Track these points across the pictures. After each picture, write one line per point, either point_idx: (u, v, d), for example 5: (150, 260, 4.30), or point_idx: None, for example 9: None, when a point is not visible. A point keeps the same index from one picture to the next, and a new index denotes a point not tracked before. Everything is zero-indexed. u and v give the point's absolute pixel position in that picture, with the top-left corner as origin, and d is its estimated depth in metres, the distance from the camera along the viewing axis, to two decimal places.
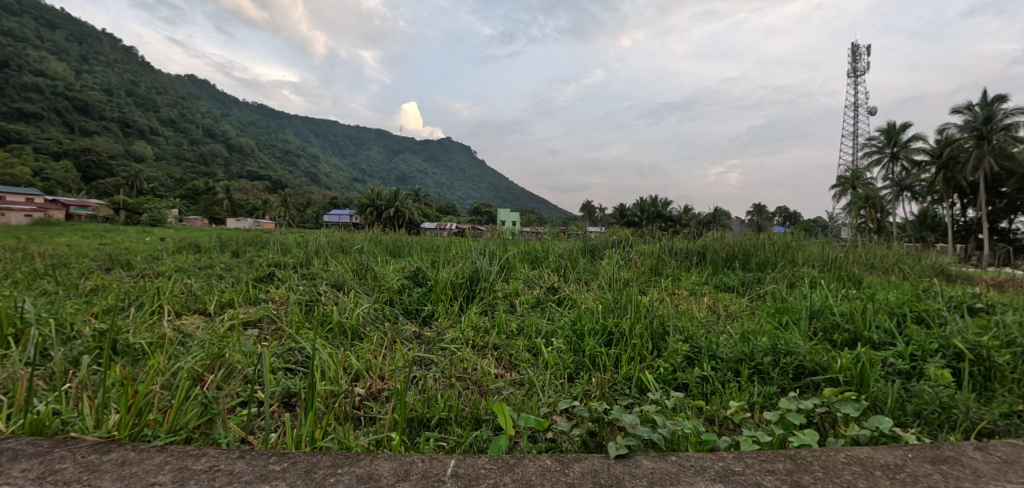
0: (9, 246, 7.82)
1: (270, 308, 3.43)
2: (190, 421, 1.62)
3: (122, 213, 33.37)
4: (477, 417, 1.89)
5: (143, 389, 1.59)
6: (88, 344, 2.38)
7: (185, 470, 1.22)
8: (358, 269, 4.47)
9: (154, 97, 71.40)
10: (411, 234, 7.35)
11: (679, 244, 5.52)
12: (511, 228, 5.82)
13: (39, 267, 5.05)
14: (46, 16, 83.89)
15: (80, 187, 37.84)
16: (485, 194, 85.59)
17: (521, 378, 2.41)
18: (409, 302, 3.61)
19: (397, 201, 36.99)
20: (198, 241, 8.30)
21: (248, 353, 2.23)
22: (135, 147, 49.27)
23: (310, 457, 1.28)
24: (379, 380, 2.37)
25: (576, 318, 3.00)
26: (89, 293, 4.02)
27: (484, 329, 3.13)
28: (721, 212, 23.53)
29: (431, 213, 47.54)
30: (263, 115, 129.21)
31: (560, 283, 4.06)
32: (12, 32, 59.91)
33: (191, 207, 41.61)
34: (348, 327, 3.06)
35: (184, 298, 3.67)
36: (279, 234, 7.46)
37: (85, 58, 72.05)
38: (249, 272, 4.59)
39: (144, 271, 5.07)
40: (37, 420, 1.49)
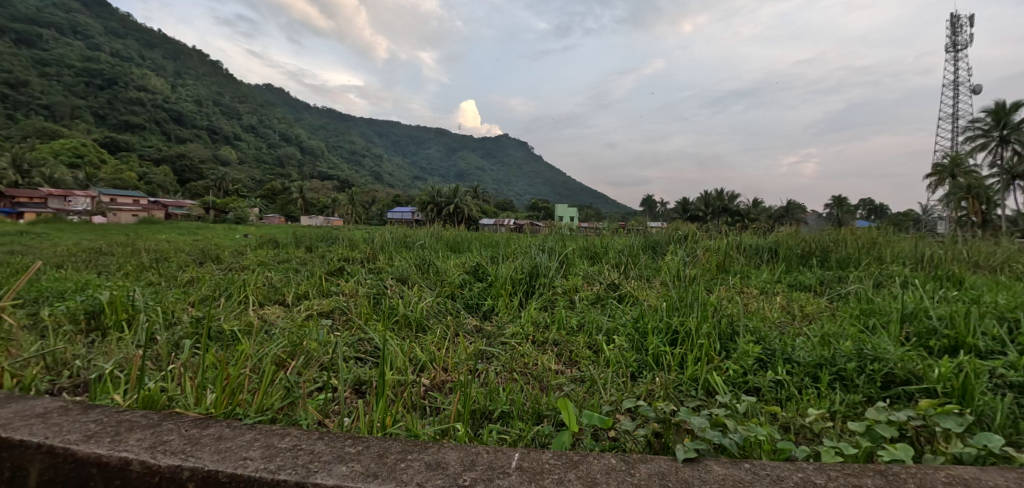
0: (121, 242, 8.96)
1: (341, 300, 3.64)
2: (275, 402, 1.76)
3: (211, 212, 36.75)
4: (538, 413, 1.92)
5: (235, 373, 1.75)
6: (188, 330, 2.65)
7: (271, 449, 1.31)
8: (421, 264, 4.63)
9: (236, 106, 77.76)
10: (471, 229, 7.51)
11: (749, 239, 5.25)
12: (569, 224, 5.80)
13: (146, 261, 5.67)
14: (147, 37, 93.73)
15: (177, 189, 41.96)
16: (543, 189, 85.01)
17: (582, 375, 2.39)
18: (470, 297, 3.69)
19: (456, 197, 37.80)
20: (276, 237, 8.98)
21: (323, 342, 2.40)
22: (222, 152, 54.00)
23: (380, 442, 1.34)
24: (443, 372, 2.45)
25: (638, 316, 2.94)
26: (184, 284, 4.46)
27: (543, 324, 3.14)
28: (795, 206, 22.02)
29: (488, 209, 48.06)
30: (333, 119, 136.91)
31: (620, 279, 3.98)
32: (120, 54, 67.78)
33: (270, 206, 44.71)
34: (412, 319, 3.17)
35: (265, 289, 3.97)
36: (347, 230, 7.92)
37: (179, 73, 79.89)
38: (322, 267, 4.88)
39: (231, 265, 5.53)
40: (147, 396, 1.67)
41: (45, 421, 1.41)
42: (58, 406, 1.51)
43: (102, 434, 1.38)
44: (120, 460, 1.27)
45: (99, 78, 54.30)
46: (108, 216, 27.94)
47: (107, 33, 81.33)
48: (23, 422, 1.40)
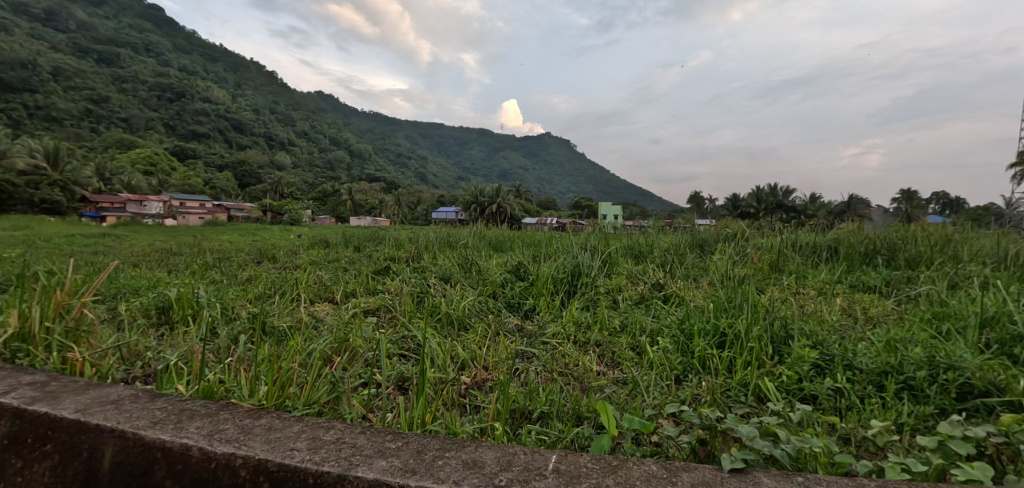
0: (189, 242, 9.64)
1: (386, 298, 3.73)
2: (321, 396, 1.82)
3: (269, 214, 38.82)
4: (579, 414, 1.89)
5: (286, 366, 1.82)
6: (245, 325, 2.79)
7: (317, 440, 1.31)
8: (464, 263, 4.67)
9: (290, 113, 81.74)
10: (513, 228, 7.52)
11: (805, 237, 4.98)
12: (613, 222, 5.70)
13: (211, 260, 6.06)
14: (210, 52, 100.27)
15: (238, 193, 44.54)
16: (586, 187, 83.94)
17: (624, 377, 2.34)
18: (511, 296, 3.70)
19: (499, 197, 38.09)
20: (327, 237, 9.35)
21: (368, 338, 2.46)
22: (278, 157, 56.92)
23: (420, 438, 1.35)
24: (483, 370, 2.46)
25: (684, 317, 2.84)
26: (244, 281, 4.73)
27: (585, 324, 3.09)
28: (857, 201, 20.69)
29: (531, 208, 47.96)
30: (380, 123, 141.21)
31: (665, 278, 3.87)
32: (186, 69, 72.83)
33: (322, 207, 46.54)
34: (454, 318, 3.20)
35: (316, 287, 4.14)
36: (394, 230, 8.14)
37: (239, 85, 84.89)
38: (369, 266, 5.04)
39: (286, 264, 5.82)
40: (206, 387, 1.76)
41: (117, 407, 1.47)
42: (130, 394, 1.59)
43: (166, 421, 1.41)
44: (180, 446, 1.29)
45: (169, 92, 58.56)
46: (177, 220, 30.06)
47: (176, 50, 87.64)
48: (98, 406, 1.48)
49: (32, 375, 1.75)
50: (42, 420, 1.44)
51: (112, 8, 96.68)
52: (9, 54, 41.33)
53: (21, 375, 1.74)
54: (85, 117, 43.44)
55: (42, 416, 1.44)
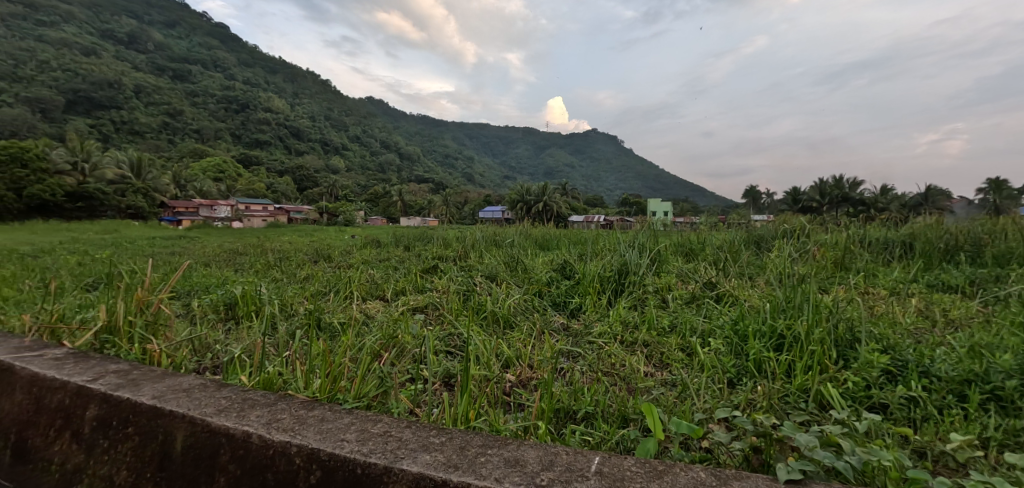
0: (253, 244, 10.26)
1: (433, 296, 3.81)
2: (371, 391, 1.87)
3: (325, 216, 40.63)
4: (625, 415, 1.85)
5: (338, 362, 1.89)
6: (302, 321, 2.93)
7: (366, 432, 1.35)
8: (510, 262, 4.68)
9: (344, 119, 85.20)
10: (559, 227, 7.45)
11: (876, 233, 4.64)
12: (662, 219, 5.53)
13: (272, 260, 6.41)
14: (271, 64, 106.29)
15: (297, 196, 46.91)
16: (634, 183, 81.90)
17: (673, 379, 2.28)
18: (557, 295, 3.67)
19: (545, 195, 37.94)
20: (379, 237, 9.64)
21: (416, 335, 2.52)
22: (333, 161, 59.47)
23: (463, 434, 1.36)
24: (529, 368, 2.46)
25: (738, 318, 2.71)
26: (302, 280, 4.98)
27: (633, 324, 3.02)
28: (936, 191, 19.00)
29: (578, 206, 47.34)
30: (428, 125, 144.43)
31: (718, 277, 3.71)
32: (250, 81, 77.58)
33: (374, 209, 48.08)
34: (500, 316, 3.22)
35: (368, 285, 4.29)
36: (441, 230, 8.29)
37: (297, 94, 89.51)
38: (418, 265, 5.16)
39: (341, 263, 6.06)
40: (266, 379, 1.86)
41: (188, 396, 1.58)
42: (199, 383, 1.71)
43: (230, 409, 1.50)
44: (241, 433, 1.36)
45: (235, 103, 62.58)
46: (242, 223, 32.05)
47: (240, 64, 93.54)
48: (172, 393, 1.60)
49: (117, 364, 1.91)
50: (124, 406, 1.57)
51: (184, 28, 104.50)
52: (98, 76, 45.67)
53: (108, 364, 1.92)
54: (163, 130, 47.25)
55: (125, 401, 1.58)
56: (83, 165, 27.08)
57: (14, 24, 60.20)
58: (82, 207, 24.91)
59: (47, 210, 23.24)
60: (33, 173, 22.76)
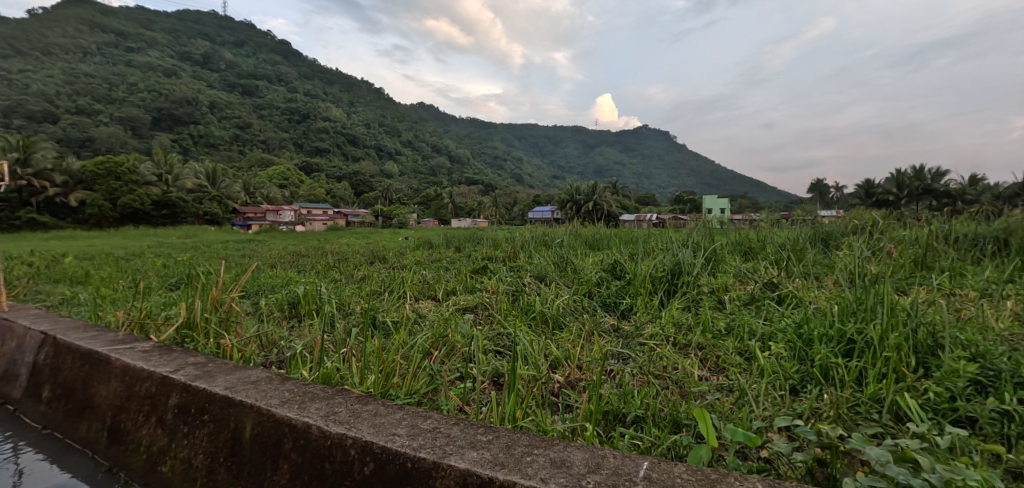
0: (315, 246, 10.84)
1: (483, 296, 3.87)
2: (421, 388, 1.92)
3: (380, 219, 42.21)
4: (677, 420, 1.80)
5: (392, 359, 1.96)
6: (358, 318, 3.04)
7: (416, 427, 1.39)
8: (559, 262, 4.66)
9: (397, 125, 88.12)
10: (610, 226, 7.36)
11: (963, 228, 4.23)
12: (718, 216, 5.31)
13: (332, 261, 6.76)
14: (329, 76, 111.72)
15: (354, 201, 49.02)
16: (688, 179, 79.04)
17: (729, 383, 2.19)
18: (607, 295, 3.62)
19: (595, 194, 37.50)
20: (431, 239, 9.88)
21: (465, 334, 2.56)
22: (387, 166, 61.66)
23: (510, 433, 1.37)
24: (577, 369, 2.44)
25: (801, 321, 2.56)
26: (359, 280, 5.21)
27: (686, 326, 2.93)
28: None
29: (630, 205, 46.27)
30: (477, 127, 146.51)
31: (779, 276, 3.51)
32: (310, 93, 81.95)
33: (426, 211, 49.29)
34: (549, 316, 3.21)
35: (420, 285, 4.42)
36: (491, 231, 8.41)
37: (353, 103, 93.53)
38: (468, 265, 5.26)
39: (395, 264, 6.30)
40: (326, 375, 1.95)
41: (256, 387, 1.69)
42: (266, 376, 1.83)
43: (294, 400, 1.59)
44: (303, 424, 1.44)
45: (297, 114, 66.30)
46: (304, 227, 33.86)
47: (302, 78, 98.91)
48: (242, 385, 1.72)
49: (196, 356, 2.09)
50: (201, 394, 1.71)
51: (252, 47, 111.80)
52: (178, 95, 49.84)
53: (187, 356, 2.09)
54: (234, 142, 50.85)
55: (202, 391, 1.71)
56: (167, 175, 29.54)
57: (108, 51, 66.75)
58: (167, 214, 27.28)
59: (137, 218, 25.88)
60: (126, 184, 25.72)
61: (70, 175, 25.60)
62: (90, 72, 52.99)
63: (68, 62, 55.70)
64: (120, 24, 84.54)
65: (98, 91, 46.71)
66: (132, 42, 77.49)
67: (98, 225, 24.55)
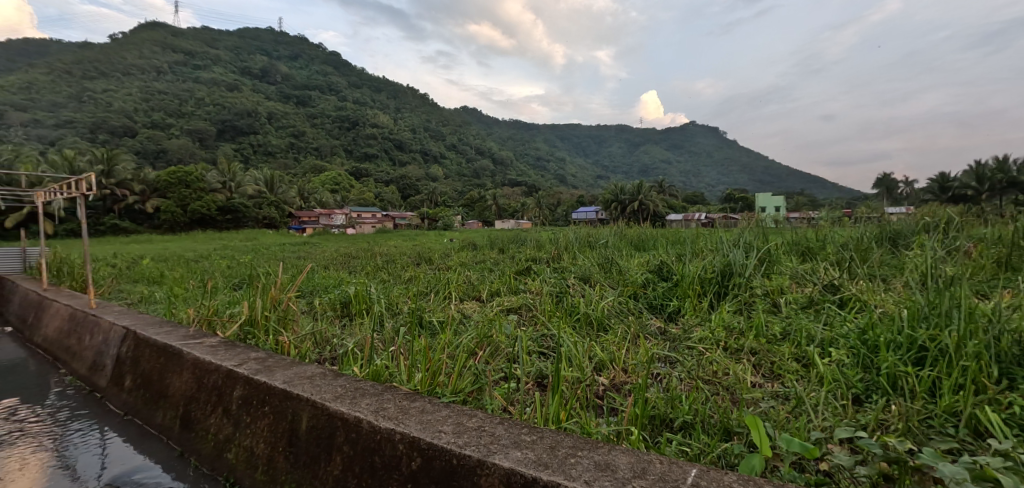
0: (364, 248, 11.25)
1: (528, 297, 3.88)
2: (466, 386, 1.95)
3: (426, 221, 43.16)
4: (728, 428, 1.73)
5: (439, 358, 1.99)
6: (406, 319, 3.12)
7: (462, 426, 1.42)
8: (604, 263, 4.62)
9: (441, 130, 89.89)
10: (656, 226, 7.20)
11: None
12: (773, 215, 5.06)
13: (381, 263, 7.00)
14: (377, 84, 115.54)
15: (401, 204, 50.39)
16: (740, 175, 75.84)
17: (785, 391, 2.10)
18: (654, 297, 3.55)
19: (640, 194, 36.74)
20: (474, 240, 10.01)
21: (509, 335, 2.58)
22: (433, 169, 62.99)
23: (554, 435, 1.37)
24: (623, 372, 2.40)
25: (865, 326, 2.40)
26: (405, 280, 5.36)
27: (738, 330, 2.81)
28: None
29: (677, 204, 44.95)
30: (521, 129, 147.12)
31: (841, 279, 3.31)
32: (358, 101, 85.12)
33: (470, 213, 49.94)
34: (594, 318, 3.18)
35: (465, 286, 4.49)
36: (535, 232, 8.42)
37: (399, 109, 96.26)
38: (512, 267, 5.29)
39: (441, 265, 6.43)
40: (376, 371, 2.01)
41: (312, 383, 1.78)
42: (320, 372, 1.92)
43: (347, 396, 1.66)
44: (354, 418, 1.49)
45: (347, 121, 68.94)
46: (355, 230, 35.13)
47: (351, 87, 102.98)
48: (298, 379, 1.81)
49: (257, 352, 2.22)
50: (262, 388, 1.82)
51: (305, 59, 117.35)
52: (239, 107, 53.05)
53: (250, 352, 2.23)
54: (289, 150, 53.55)
55: (262, 384, 1.82)
56: (230, 183, 31.50)
57: (178, 69, 72.03)
58: (230, 219, 29.09)
59: (205, 222, 27.82)
60: (195, 192, 27.73)
61: (147, 184, 27.79)
62: (163, 89, 57.33)
63: (144, 81, 60.62)
64: (188, 43, 91.09)
65: (170, 107, 50.46)
66: (199, 59, 83.21)
67: (171, 230, 26.60)
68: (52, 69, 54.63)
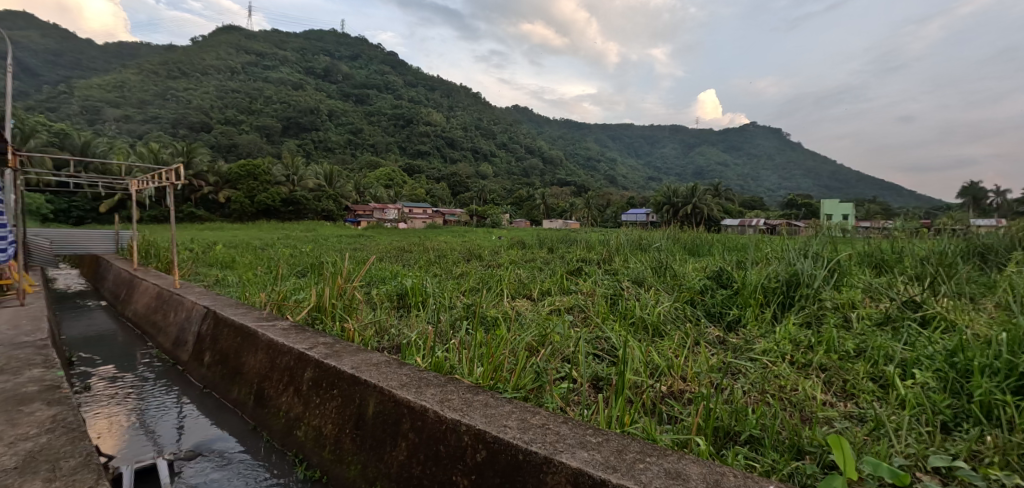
0: (416, 243, 11.48)
1: (579, 298, 3.85)
2: (527, 383, 1.95)
3: (475, 219, 43.77)
4: (799, 447, 1.64)
5: (498, 354, 2.00)
6: (460, 313, 3.15)
7: (526, 422, 1.43)
8: (657, 266, 4.48)
9: (492, 128, 90.70)
10: (712, 230, 6.93)
11: None
12: (842, 224, 4.77)
13: (432, 257, 7.14)
14: (431, 84, 117.95)
15: (451, 201, 51.32)
16: (803, 179, 71.56)
17: (862, 412, 1.97)
18: (712, 304, 3.41)
19: (694, 197, 35.60)
20: (522, 239, 10.05)
21: (564, 335, 2.55)
22: (483, 168, 63.71)
23: (619, 438, 1.36)
24: (682, 379, 2.33)
25: (957, 348, 2.20)
26: (456, 276, 5.46)
27: (806, 345, 2.66)
28: None
29: (732, 208, 43.02)
30: (572, 128, 145.94)
31: (922, 295, 3.05)
32: (413, 100, 87.43)
33: (518, 212, 50.15)
34: (650, 323, 3.11)
35: (516, 284, 4.50)
36: (585, 233, 8.34)
37: (452, 107, 97.94)
38: (562, 266, 5.25)
39: (491, 262, 6.48)
40: (436, 363, 2.04)
41: (378, 370, 1.85)
42: (385, 360, 1.99)
43: (413, 384, 1.71)
44: (420, 407, 1.54)
45: (402, 119, 71.04)
46: (406, 225, 36.11)
47: (407, 85, 105.83)
48: (365, 366, 1.89)
49: (325, 338, 2.33)
50: (331, 372, 1.90)
51: (365, 58, 121.43)
52: (303, 105, 55.86)
53: (318, 337, 2.34)
54: (347, 146, 55.85)
55: (332, 368, 1.91)
56: (293, 177, 33.27)
57: (250, 68, 76.59)
58: (293, 210, 30.78)
59: (270, 213, 29.60)
60: (262, 184, 29.53)
61: (220, 176, 29.76)
62: (236, 88, 61.28)
63: (219, 80, 65.09)
64: (259, 45, 96.90)
65: (242, 105, 53.95)
66: (268, 59, 88.01)
67: (240, 219, 28.52)
68: (142, 70, 59.81)
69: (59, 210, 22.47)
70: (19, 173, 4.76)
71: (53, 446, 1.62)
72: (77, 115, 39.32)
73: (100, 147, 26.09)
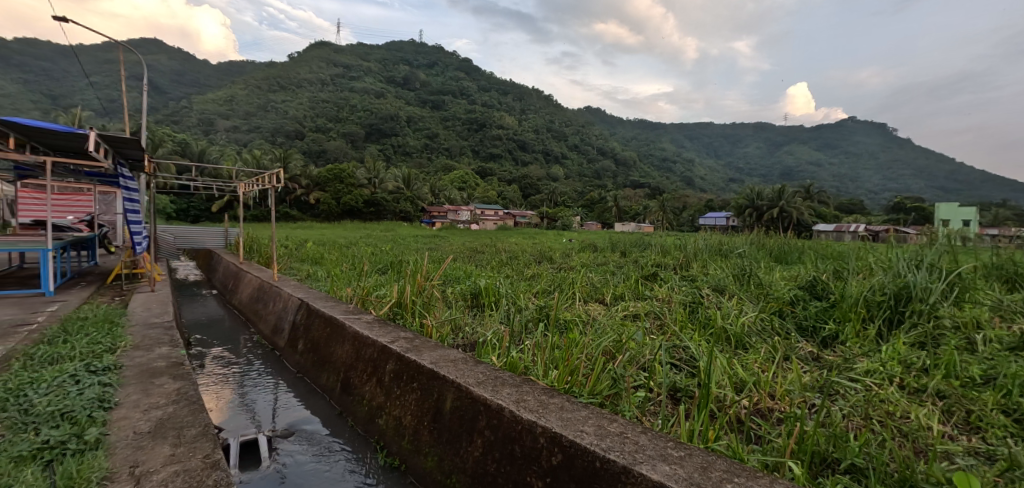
0: (489, 244, 11.75)
1: (655, 304, 3.71)
2: (603, 388, 1.91)
3: (546, 221, 43.76)
4: (909, 481, 1.47)
5: (573, 358, 1.98)
6: (533, 314, 3.16)
7: (602, 429, 1.40)
8: (739, 274, 4.21)
9: (564, 130, 90.24)
10: (802, 236, 6.41)
11: None
12: (962, 230, 4.19)
13: (504, 259, 7.25)
14: (505, 88, 119.68)
15: (522, 203, 51.69)
16: (914, 179, 63.84)
17: (993, 450, 1.71)
18: (803, 317, 3.15)
19: (781, 199, 33.04)
20: (594, 242, 9.90)
21: (640, 342, 2.47)
22: (555, 170, 63.60)
23: (704, 454, 1.29)
24: (771, 396, 2.16)
25: None
26: (527, 277, 5.50)
27: (919, 368, 2.36)
28: None
29: (827, 211, 39.33)
30: (647, 128, 141.46)
31: None
32: (487, 104, 89.12)
33: (589, 214, 49.42)
34: (731, 334, 2.92)
35: (588, 288, 4.44)
36: (659, 236, 8.04)
37: (525, 110, 98.79)
38: (636, 271, 5.11)
39: (561, 265, 6.46)
40: (511, 363, 2.06)
41: (455, 367, 1.90)
42: (461, 357, 2.05)
43: (488, 383, 1.74)
44: (495, 406, 1.56)
45: (476, 123, 72.78)
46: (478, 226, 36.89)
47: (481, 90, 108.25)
48: (443, 362, 1.95)
49: (405, 333, 2.44)
50: (412, 365, 1.99)
51: (442, 65, 125.99)
52: (385, 112, 59.02)
53: (399, 332, 2.46)
54: (424, 150, 58.14)
55: (412, 362, 2.00)
56: (375, 179, 35.24)
57: (339, 80, 82.28)
58: (374, 211, 32.60)
59: (353, 213, 31.57)
60: (347, 186, 31.53)
61: (312, 180, 32.07)
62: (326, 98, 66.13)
63: (312, 91, 70.59)
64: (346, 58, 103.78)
65: (330, 113, 58.11)
66: (355, 70, 93.89)
67: (328, 219, 30.73)
68: (248, 86, 66.41)
69: (179, 210, 25.59)
70: (150, 178, 5.45)
71: (177, 415, 1.83)
72: (195, 127, 44.46)
73: (213, 154, 29.24)
